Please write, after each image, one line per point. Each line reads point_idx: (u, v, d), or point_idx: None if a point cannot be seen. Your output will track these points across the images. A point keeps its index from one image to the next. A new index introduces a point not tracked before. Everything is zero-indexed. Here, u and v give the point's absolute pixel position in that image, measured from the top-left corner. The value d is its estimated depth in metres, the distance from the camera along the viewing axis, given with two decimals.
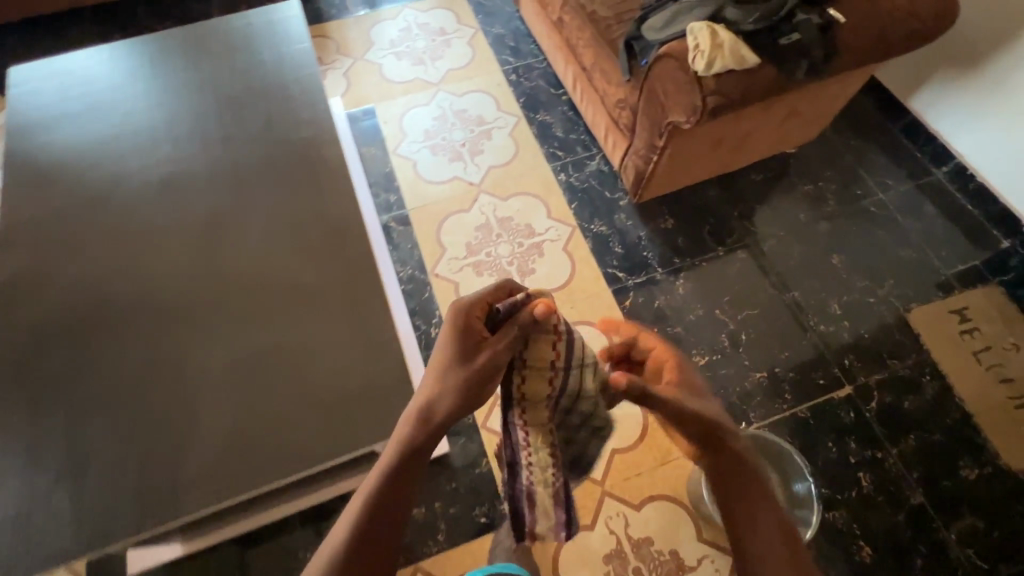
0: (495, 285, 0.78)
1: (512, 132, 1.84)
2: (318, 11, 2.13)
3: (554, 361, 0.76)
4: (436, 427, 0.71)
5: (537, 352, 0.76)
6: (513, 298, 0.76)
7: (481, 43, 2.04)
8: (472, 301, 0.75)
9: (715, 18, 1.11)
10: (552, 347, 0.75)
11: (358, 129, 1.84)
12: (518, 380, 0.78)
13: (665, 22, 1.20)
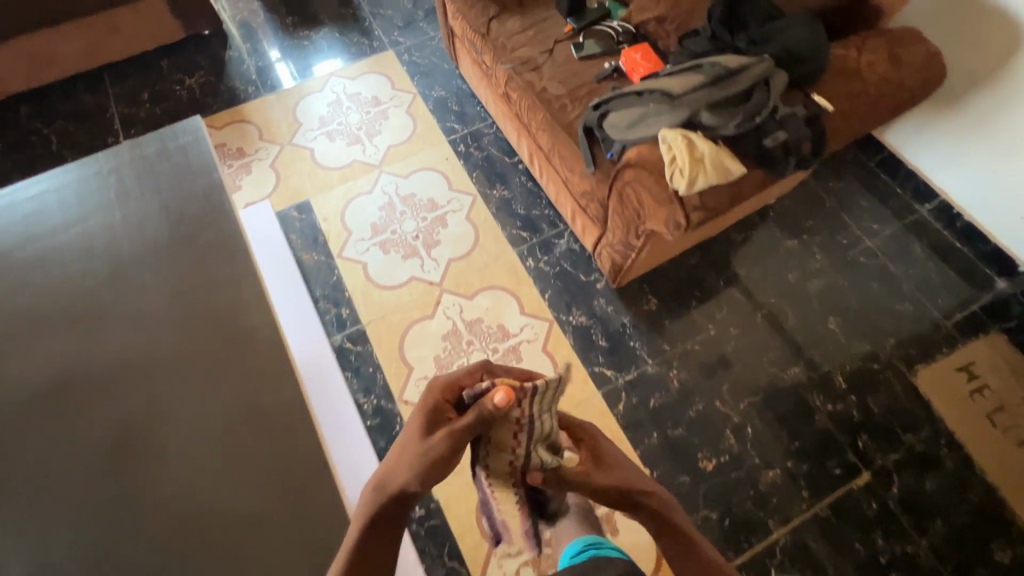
0: (470, 369, 0.81)
1: (469, 214, 1.66)
2: (233, 91, 1.89)
3: (515, 447, 0.76)
4: (399, 499, 0.71)
5: (498, 436, 0.76)
6: (479, 388, 0.76)
7: (421, 110, 1.84)
8: (447, 384, 0.78)
9: (689, 123, 0.96)
10: (512, 435, 0.75)
11: (294, 232, 1.62)
12: (484, 458, 0.79)
13: (629, 121, 1.03)
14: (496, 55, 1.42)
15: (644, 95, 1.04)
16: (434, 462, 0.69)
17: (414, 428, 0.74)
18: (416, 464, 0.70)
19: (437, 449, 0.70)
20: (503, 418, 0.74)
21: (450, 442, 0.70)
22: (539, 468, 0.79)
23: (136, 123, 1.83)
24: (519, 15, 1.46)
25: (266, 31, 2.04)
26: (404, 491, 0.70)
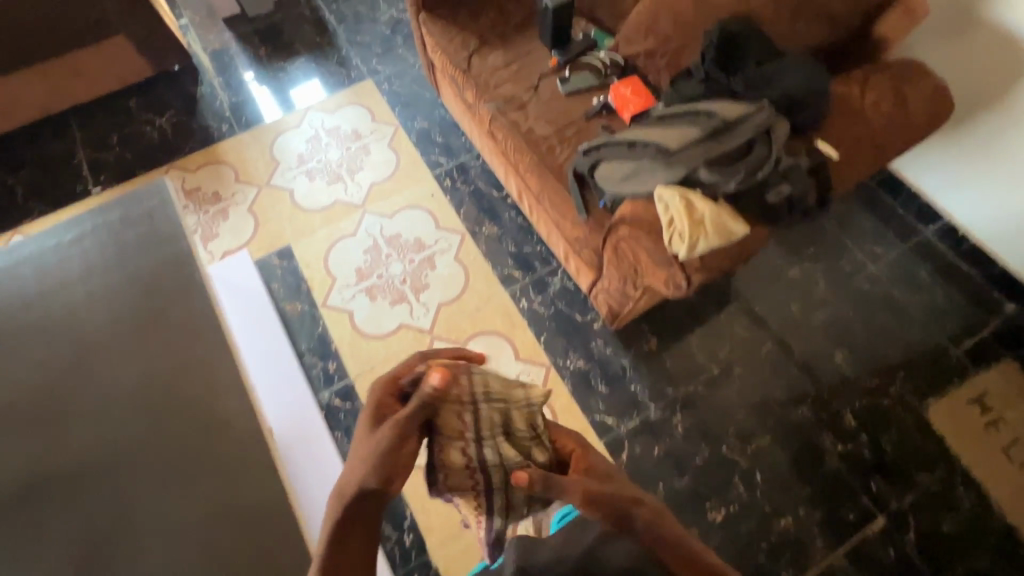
0: (405, 361, 0.74)
1: (458, 254, 1.59)
2: (206, 129, 1.81)
3: (464, 431, 0.69)
4: (362, 500, 0.62)
5: (445, 421, 0.67)
6: (417, 373, 0.70)
7: (404, 143, 1.77)
8: (387, 378, 0.72)
9: (686, 181, 0.90)
10: (459, 417, 0.68)
11: (276, 281, 1.55)
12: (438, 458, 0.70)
13: (624, 175, 0.98)
14: (479, 92, 1.35)
15: (637, 145, 0.98)
16: (387, 455, 0.62)
17: (361, 432, 0.67)
18: (368, 461, 0.62)
19: (384, 443, 0.63)
20: (442, 402, 0.66)
21: (395, 435, 0.63)
22: (501, 460, 0.73)
23: (105, 168, 1.75)
24: (501, 48, 1.39)
25: (238, 63, 1.96)
26: (365, 490, 0.62)
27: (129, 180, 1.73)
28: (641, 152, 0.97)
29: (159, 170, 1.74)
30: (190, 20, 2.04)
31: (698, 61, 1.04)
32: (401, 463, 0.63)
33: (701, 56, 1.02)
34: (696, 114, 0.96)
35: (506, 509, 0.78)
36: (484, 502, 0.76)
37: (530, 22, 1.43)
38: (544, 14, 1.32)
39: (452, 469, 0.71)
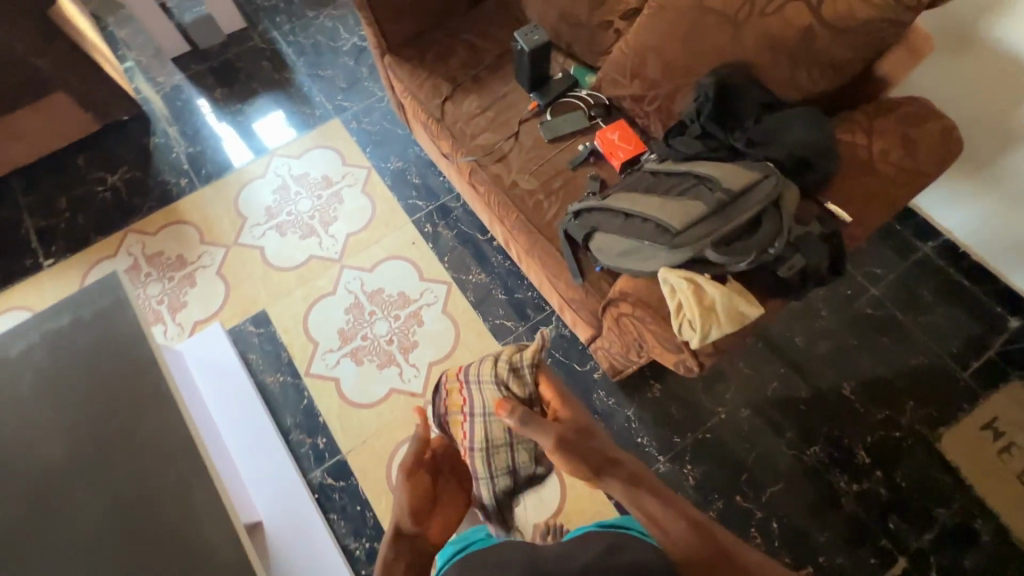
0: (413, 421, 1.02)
1: (445, 306, 1.51)
2: (163, 185, 1.68)
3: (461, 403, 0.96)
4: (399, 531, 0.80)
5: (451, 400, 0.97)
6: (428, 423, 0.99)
7: (379, 187, 1.67)
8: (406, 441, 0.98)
9: (693, 261, 0.82)
10: (457, 391, 0.97)
11: (253, 351, 1.46)
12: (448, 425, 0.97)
13: (621, 250, 0.90)
14: (455, 142, 1.26)
15: (634, 216, 0.90)
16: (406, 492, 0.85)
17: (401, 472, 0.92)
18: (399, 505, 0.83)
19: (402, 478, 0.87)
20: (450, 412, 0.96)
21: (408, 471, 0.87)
22: (484, 390, 0.93)
23: (56, 237, 1.61)
24: (475, 92, 1.30)
25: (193, 108, 1.82)
26: (402, 529, 0.80)
27: (83, 248, 1.60)
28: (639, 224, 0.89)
29: (116, 234, 1.61)
30: (136, 62, 1.90)
31: (691, 114, 0.97)
32: (419, 495, 0.85)
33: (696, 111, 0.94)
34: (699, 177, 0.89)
35: (488, 454, 0.93)
36: (467, 434, 0.94)
37: (504, 60, 1.33)
38: (519, 56, 1.23)
39: (450, 391, 0.99)
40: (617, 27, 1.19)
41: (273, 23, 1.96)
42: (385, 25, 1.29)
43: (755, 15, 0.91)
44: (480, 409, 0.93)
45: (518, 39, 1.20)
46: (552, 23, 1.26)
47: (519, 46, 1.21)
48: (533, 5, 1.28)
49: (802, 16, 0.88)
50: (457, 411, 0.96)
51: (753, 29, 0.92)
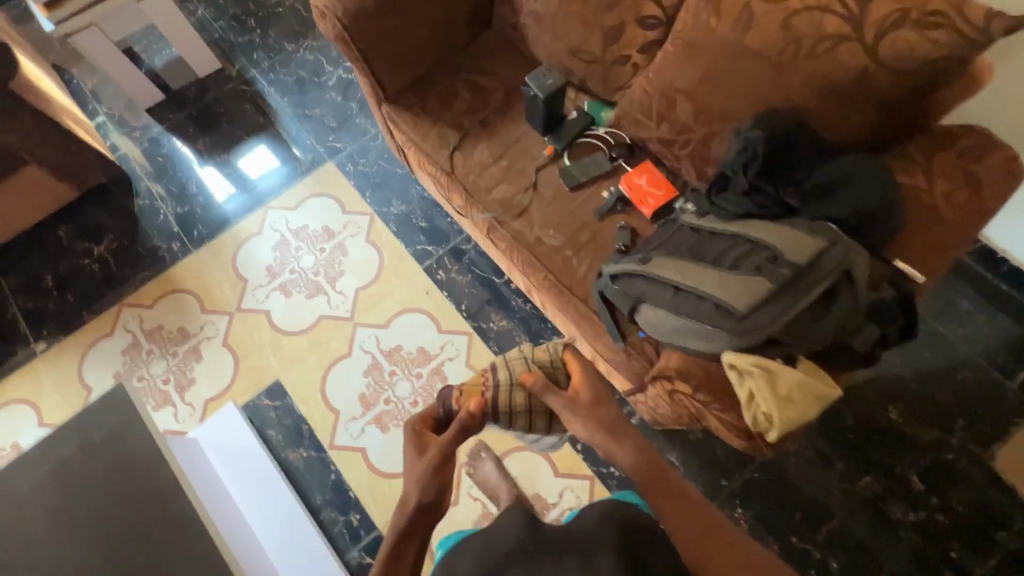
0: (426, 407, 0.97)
1: (468, 359, 1.43)
2: (155, 252, 1.58)
3: (485, 381, 1.03)
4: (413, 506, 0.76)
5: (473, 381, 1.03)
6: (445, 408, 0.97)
7: (384, 234, 1.58)
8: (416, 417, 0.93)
9: (765, 344, 0.75)
10: (483, 376, 1.04)
11: (272, 427, 1.38)
12: (461, 398, 0.99)
13: (676, 327, 0.82)
14: (469, 197, 1.17)
15: (687, 285, 0.83)
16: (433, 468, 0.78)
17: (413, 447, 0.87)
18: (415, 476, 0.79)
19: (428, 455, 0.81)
20: (465, 387, 1.01)
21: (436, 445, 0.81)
22: (508, 367, 1.04)
23: (45, 318, 1.51)
24: (484, 139, 1.20)
25: (175, 163, 1.70)
26: (422, 505, 0.76)
27: (76, 329, 1.50)
28: (694, 296, 0.82)
29: (111, 310, 1.52)
30: (108, 116, 1.77)
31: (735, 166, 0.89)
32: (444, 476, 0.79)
33: (741, 164, 0.87)
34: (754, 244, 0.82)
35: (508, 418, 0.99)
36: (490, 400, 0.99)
37: (511, 101, 1.24)
38: (531, 99, 1.14)
39: (470, 385, 1.02)
40: (634, 61, 1.10)
41: (252, 62, 1.84)
42: (382, 74, 1.19)
43: (802, 56, 0.83)
44: (503, 380, 1.02)
45: (531, 83, 1.11)
46: (562, 59, 1.17)
47: (530, 90, 1.12)
48: (539, 40, 1.18)
49: (857, 56, 0.79)
50: (479, 386, 1.02)
51: (800, 71, 0.83)
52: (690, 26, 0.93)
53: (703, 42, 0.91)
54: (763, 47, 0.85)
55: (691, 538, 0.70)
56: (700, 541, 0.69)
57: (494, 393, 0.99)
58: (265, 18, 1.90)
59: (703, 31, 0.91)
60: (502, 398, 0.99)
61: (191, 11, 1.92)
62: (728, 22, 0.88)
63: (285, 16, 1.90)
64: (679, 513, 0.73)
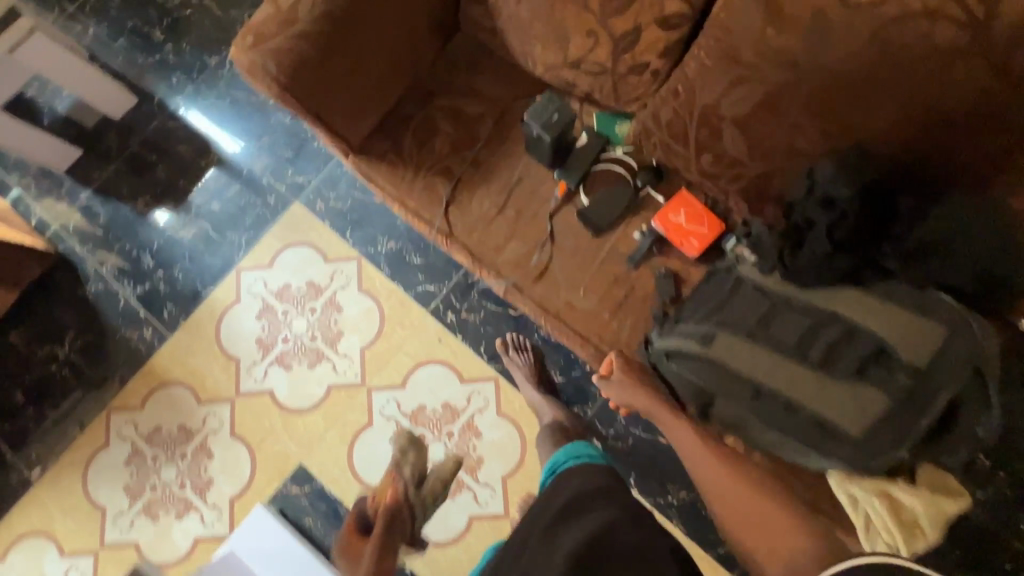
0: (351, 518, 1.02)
1: (499, 407, 1.32)
2: (127, 344, 1.40)
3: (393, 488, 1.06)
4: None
5: (380, 489, 1.06)
6: (366, 511, 1.03)
7: (377, 280, 1.40)
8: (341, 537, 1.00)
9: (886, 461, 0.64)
10: (388, 483, 1.08)
11: (308, 514, 1.30)
12: (373, 504, 1.02)
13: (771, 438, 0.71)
14: (477, 262, 0.99)
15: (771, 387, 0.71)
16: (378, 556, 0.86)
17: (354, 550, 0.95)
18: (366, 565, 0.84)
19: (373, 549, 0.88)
20: (376, 492, 1.07)
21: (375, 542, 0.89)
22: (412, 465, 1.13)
23: (31, 441, 1.36)
24: (482, 185, 1.00)
25: (117, 232, 1.46)
26: None
27: (67, 447, 1.36)
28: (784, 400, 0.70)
29: (98, 418, 1.37)
30: (23, 186, 1.50)
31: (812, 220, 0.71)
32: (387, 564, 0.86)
33: (826, 224, 0.69)
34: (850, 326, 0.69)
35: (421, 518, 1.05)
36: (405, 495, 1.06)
37: (505, 130, 1.01)
38: (533, 138, 0.94)
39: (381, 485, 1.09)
40: (655, 67, 0.86)
41: (173, 88, 1.54)
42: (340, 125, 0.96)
43: (901, 76, 0.63)
44: (407, 476, 1.10)
45: (530, 122, 0.90)
46: (562, 73, 0.93)
47: (531, 129, 0.92)
48: (527, 50, 0.94)
49: (978, 73, 0.60)
50: (386, 488, 1.07)
51: (897, 95, 0.64)
52: (739, 35, 0.70)
53: (759, 58, 0.69)
54: (847, 66, 0.65)
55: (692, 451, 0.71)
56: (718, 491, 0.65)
57: (402, 485, 1.07)
58: (173, 28, 1.56)
59: (759, 45, 0.69)
60: (411, 493, 1.07)
61: (81, 31, 1.57)
62: (795, 30, 0.66)
63: (196, 20, 1.56)
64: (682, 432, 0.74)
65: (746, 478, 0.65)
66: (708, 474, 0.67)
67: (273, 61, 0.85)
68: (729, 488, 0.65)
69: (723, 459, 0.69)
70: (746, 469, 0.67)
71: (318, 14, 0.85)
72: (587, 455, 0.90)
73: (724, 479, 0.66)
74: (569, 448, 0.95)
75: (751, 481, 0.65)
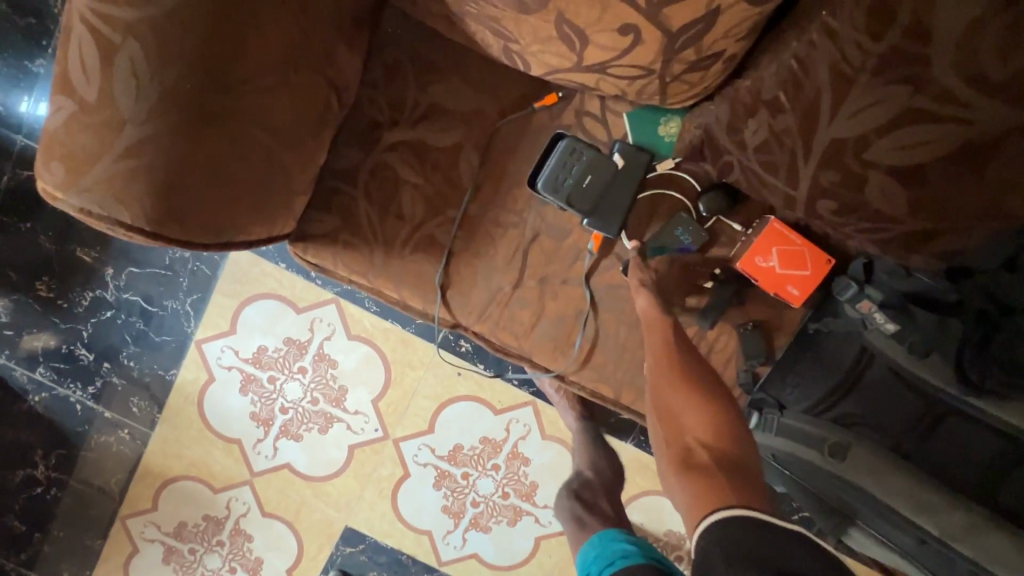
0: None
1: (543, 431, 1.19)
2: (107, 449, 1.21)
3: None
4: None
5: None
6: None
7: (367, 321, 1.16)
8: None
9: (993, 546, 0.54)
10: None
11: (371, 569, 1.23)
12: None
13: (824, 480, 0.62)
14: (502, 353, 0.74)
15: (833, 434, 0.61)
16: None
17: None
18: None
19: None
20: None
21: None
22: None
23: (50, 566, 1.23)
24: (484, 248, 0.71)
25: (33, 327, 1.17)
26: None
27: (93, 562, 1.24)
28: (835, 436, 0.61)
29: (113, 528, 1.23)
30: None
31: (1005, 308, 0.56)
32: None
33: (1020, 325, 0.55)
34: None
35: None
36: None
37: (496, 164, 0.70)
38: (553, 205, 0.70)
39: None
40: (732, 54, 0.53)
41: (18, 108, 1.09)
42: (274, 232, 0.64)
43: None
44: None
45: (547, 195, 0.66)
46: (574, 76, 0.58)
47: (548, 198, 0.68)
48: (511, 47, 0.57)
49: None
50: None
51: None
52: None
53: (980, 91, 0.43)
54: None
55: (661, 371, 0.57)
56: (677, 408, 0.55)
57: None
58: None
59: None
60: None
61: None
62: None
63: None
64: (663, 341, 0.59)
65: (726, 421, 0.54)
66: (674, 412, 0.56)
67: (121, 205, 0.51)
68: (688, 426, 0.54)
69: (700, 391, 0.55)
70: (732, 417, 0.55)
71: (151, 110, 0.49)
72: (620, 561, 0.71)
73: (689, 418, 0.54)
74: (598, 546, 0.77)
75: (725, 425, 0.54)
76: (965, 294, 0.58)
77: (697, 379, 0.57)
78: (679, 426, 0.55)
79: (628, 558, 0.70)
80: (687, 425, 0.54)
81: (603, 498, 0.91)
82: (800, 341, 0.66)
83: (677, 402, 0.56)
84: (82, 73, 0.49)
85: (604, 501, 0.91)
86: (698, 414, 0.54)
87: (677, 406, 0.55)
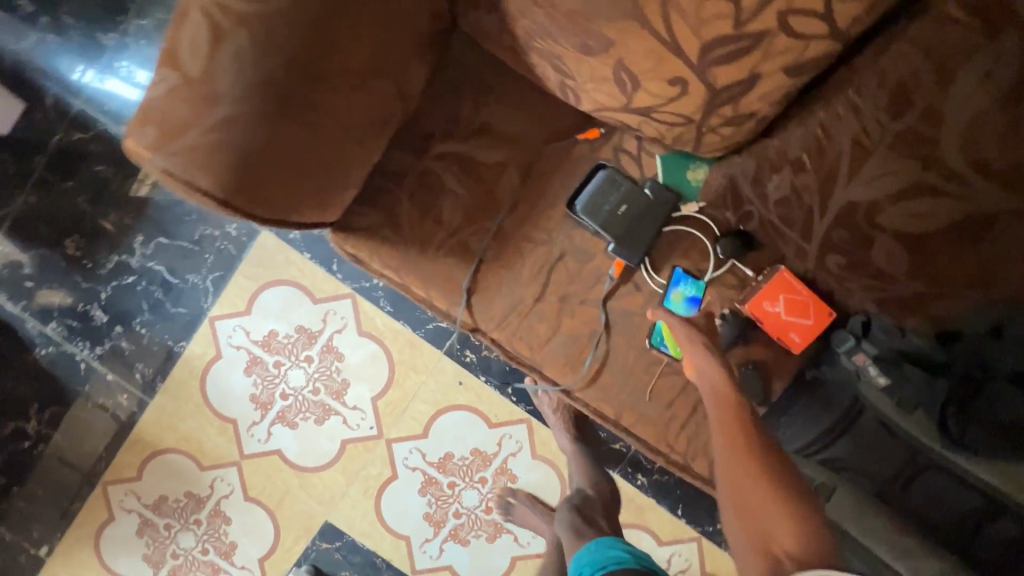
0: None
1: (533, 451, 1.21)
2: (102, 412, 1.22)
3: None
4: None
5: None
6: None
7: (379, 319, 1.20)
8: None
9: None
10: None
11: (345, 568, 1.22)
12: None
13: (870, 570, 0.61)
14: (515, 361, 0.78)
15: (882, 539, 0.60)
16: None
17: None
18: None
19: None
20: None
21: None
22: None
23: (21, 524, 1.22)
24: (512, 261, 0.76)
25: (53, 282, 1.20)
26: None
27: (66, 526, 1.23)
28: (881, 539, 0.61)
29: (93, 493, 1.23)
30: None
31: (989, 373, 0.60)
32: None
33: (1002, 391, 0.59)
34: (1006, 505, 0.59)
35: None
36: None
37: (534, 186, 0.75)
38: (584, 231, 0.75)
39: None
40: (764, 116, 0.59)
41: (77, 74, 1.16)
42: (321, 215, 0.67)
43: None
44: None
45: (584, 218, 0.72)
46: (620, 117, 0.64)
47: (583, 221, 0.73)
48: (567, 83, 0.63)
49: None
50: None
51: None
52: None
53: None
54: None
55: (736, 458, 0.55)
56: (755, 501, 0.52)
57: None
58: None
59: None
60: None
61: None
62: None
63: None
64: (737, 421, 0.58)
65: (813, 526, 0.49)
66: (752, 503, 0.52)
67: (199, 171, 0.56)
68: (774, 531, 0.49)
69: (782, 488, 0.52)
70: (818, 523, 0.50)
71: (249, 90, 0.55)
72: (615, 566, 0.74)
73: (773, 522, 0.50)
74: (592, 551, 0.79)
75: (811, 530, 0.49)
76: (954, 356, 0.61)
77: (773, 469, 0.54)
78: (763, 530, 0.50)
79: (625, 564, 0.74)
80: (773, 529, 0.50)
81: (603, 516, 0.93)
82: (798, 383, 0.71)
83: (752, 491, 0.52)
84: (189, 52, 0.54)
85: (602, 519, 0.93)
86: (781, 512, 0.50)
87: (757, 501, 0.52)
